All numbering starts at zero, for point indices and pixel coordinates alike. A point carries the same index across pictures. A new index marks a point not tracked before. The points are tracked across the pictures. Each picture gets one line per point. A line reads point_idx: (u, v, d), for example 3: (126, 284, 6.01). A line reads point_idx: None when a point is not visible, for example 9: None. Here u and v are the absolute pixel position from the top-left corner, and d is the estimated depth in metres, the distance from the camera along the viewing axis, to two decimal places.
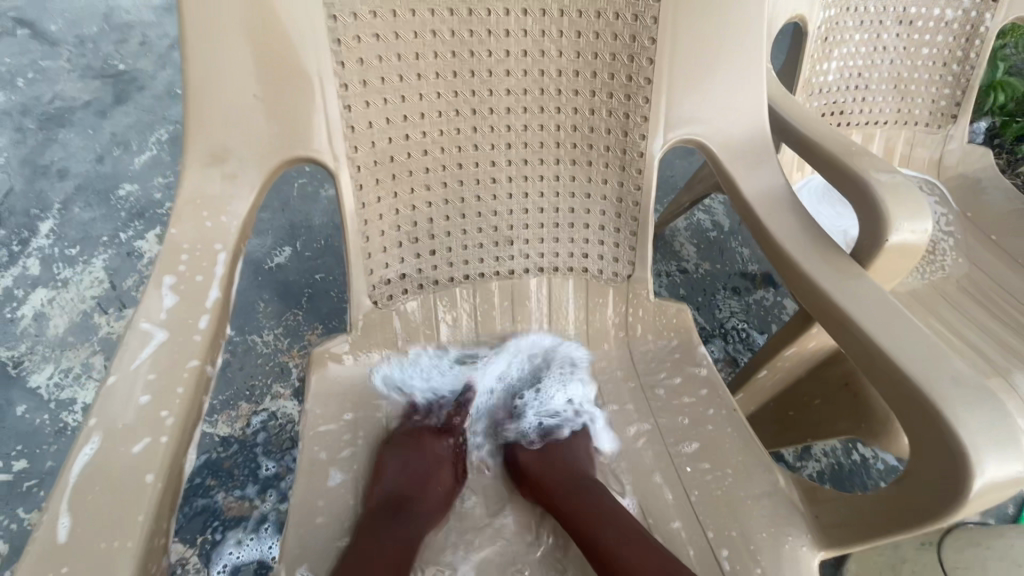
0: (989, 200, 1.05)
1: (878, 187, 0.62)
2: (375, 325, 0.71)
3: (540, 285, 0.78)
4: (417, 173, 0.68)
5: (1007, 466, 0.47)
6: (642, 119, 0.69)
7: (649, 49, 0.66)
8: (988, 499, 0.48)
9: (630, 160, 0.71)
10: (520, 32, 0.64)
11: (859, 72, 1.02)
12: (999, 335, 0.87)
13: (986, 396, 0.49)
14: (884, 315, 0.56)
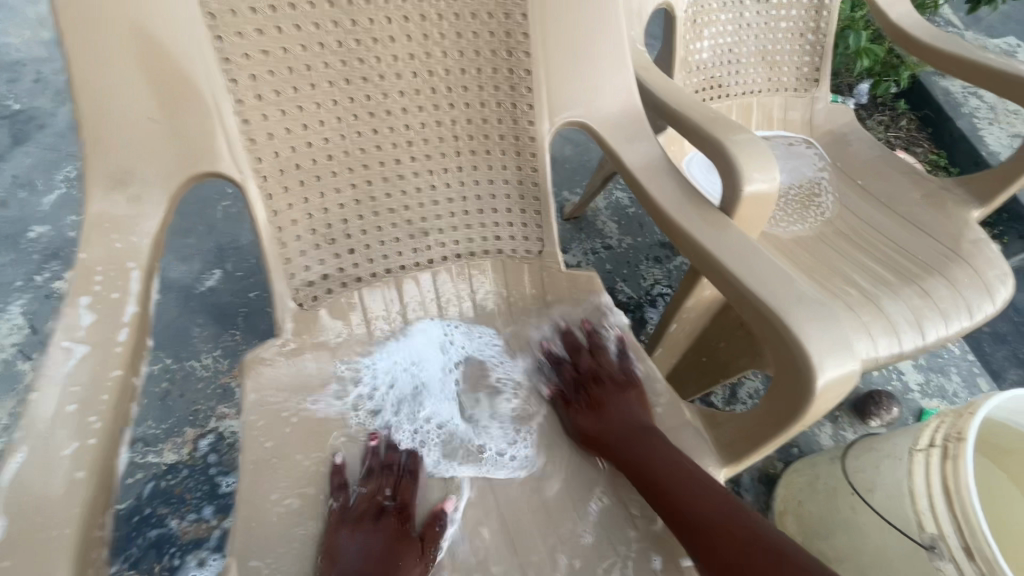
0: (855, 150, 1.19)
1: (733, 148, 0.71)
2: (299, 326, 0.75)
3: (458, 271, 0.83)
4: (324, 177, 0.72)
5: (842, 365, 0.57)
6: (528, 107, 0.76)
7: (524, 44, 0.73)
8: (832, 395, 0.58)
9: (524, 145, 0.78)
10: (404, 37, 0.70)
11: (730, 48, 1.13)
12: (867, 266, 1.01)
13: (822, 310, 0.59)
14: (743, 255, 0.65)
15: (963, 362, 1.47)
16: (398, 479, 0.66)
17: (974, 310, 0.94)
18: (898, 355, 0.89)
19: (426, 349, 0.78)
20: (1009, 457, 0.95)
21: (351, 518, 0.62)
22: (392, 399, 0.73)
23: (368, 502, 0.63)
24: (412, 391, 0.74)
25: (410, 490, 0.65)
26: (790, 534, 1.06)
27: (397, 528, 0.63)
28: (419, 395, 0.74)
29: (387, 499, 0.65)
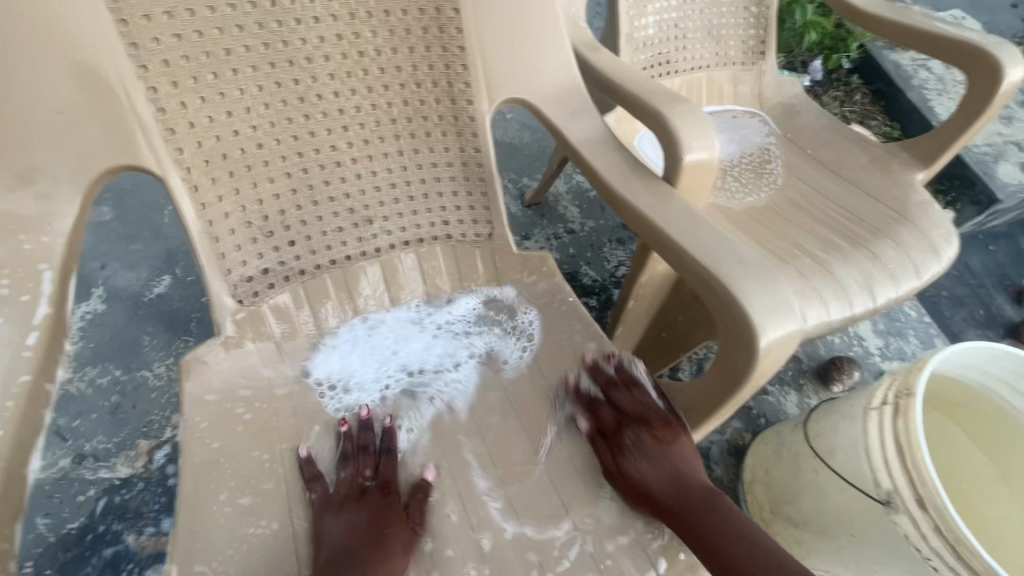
0: (803, 121, 1.21)
1: (672, 117, 0.71)
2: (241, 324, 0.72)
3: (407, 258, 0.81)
4: (255, 167, 0.69)
5: (784, 326, 0.57)
6: (465, 86, 0.75)
7: (455, 20, 0.71)
8: (775, 358, 0.58)
9: (464, 125, 0.77)
10: (328, 16, 0.67)
11: (675, 23, 1.12)
12: (817, 233, 1.02)
13: (762, 274, 0.59)
14: (688, 225, 0.65)
15: (920, 324, 1.51)
16: (377, 458, 0.67)
17: (921, 270, 0.96)
18: (850, 318, 0.90)
19: (420, 329, 0.78)
20: (959, 408, 0.99)
21: (332, 505, 0.63)
22: (377, 369, 0.74)
23: (349, 486, 0.64)
24: (396, 358, 0.75)
25: (389, 466, 0.67)
26: (759, 502, 1.09)
27: (382, 505, 0.64)
28: (403, 361, 0.75)
29: (367, 479, 0.66)
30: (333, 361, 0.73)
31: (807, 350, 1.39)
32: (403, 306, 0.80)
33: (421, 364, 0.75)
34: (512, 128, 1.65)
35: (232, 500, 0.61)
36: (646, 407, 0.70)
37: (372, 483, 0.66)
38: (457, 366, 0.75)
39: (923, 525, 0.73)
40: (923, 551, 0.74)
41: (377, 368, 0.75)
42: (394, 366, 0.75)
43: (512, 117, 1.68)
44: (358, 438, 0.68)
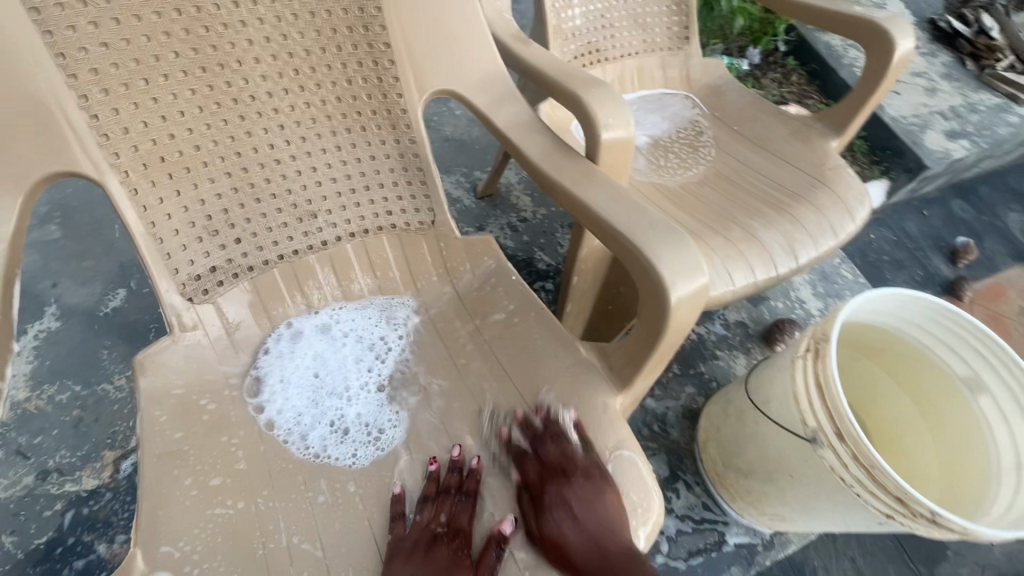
0: (729, 100, 1.28)
1: (588, 100, 0.76)
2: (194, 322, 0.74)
3: (354, 248, 0.85)
4: (195, 168, 0.72)
5: (692, 280, 0.63)
6: (394, 80, 0.79)
7: (378, 18, 0.76)
8: (689, 310, 0.64)
9: (397, 118, 0.82)
10: (255, 20, 0.71)
11: (601, 13, 1.19)
12: (743, 202, 1.09)
13: (671, 235, 0.65)
14: (607, 196, 0.70)
15: (856, 285, 1.62)
16: (454, 504, 0.67)
17: (838, 229, 1.04)
18: (775, 277, 0.97)
19: (344, 344, 0.80)
20: (881, 352, 1.07)
21: (406, 548, 0.63)
22: (311, 404, 0.74)
23: (422, 533, 0.65)
24: (323, 384, 0.77)
25: (465, 515, 0.66)
26: (711, 459, 1.16)
27: (451, 553, 0.64)
28: (329, 388, 0.76)
29: (440, 525, 0.66)
30: (270, 384, 0.74)
31: (753, 316, 1.48)
32: (320, 313, 0.82)
33: (348, 386, 0.77)
34: (462, 124, 1.70)
35: (199, 483, 0.64)
36: (570, 462, 0.69)
37: (444, 534, 0.65)
38: (378, 373, 0.78)
39: (844, 456, 0.80)
40: (846, 479, 0.81)
41: (315, 405, 0.74)
42: (324, 395, 0.76)
43: (462, 114, 1.73)
44: (447, 479, 0.68)
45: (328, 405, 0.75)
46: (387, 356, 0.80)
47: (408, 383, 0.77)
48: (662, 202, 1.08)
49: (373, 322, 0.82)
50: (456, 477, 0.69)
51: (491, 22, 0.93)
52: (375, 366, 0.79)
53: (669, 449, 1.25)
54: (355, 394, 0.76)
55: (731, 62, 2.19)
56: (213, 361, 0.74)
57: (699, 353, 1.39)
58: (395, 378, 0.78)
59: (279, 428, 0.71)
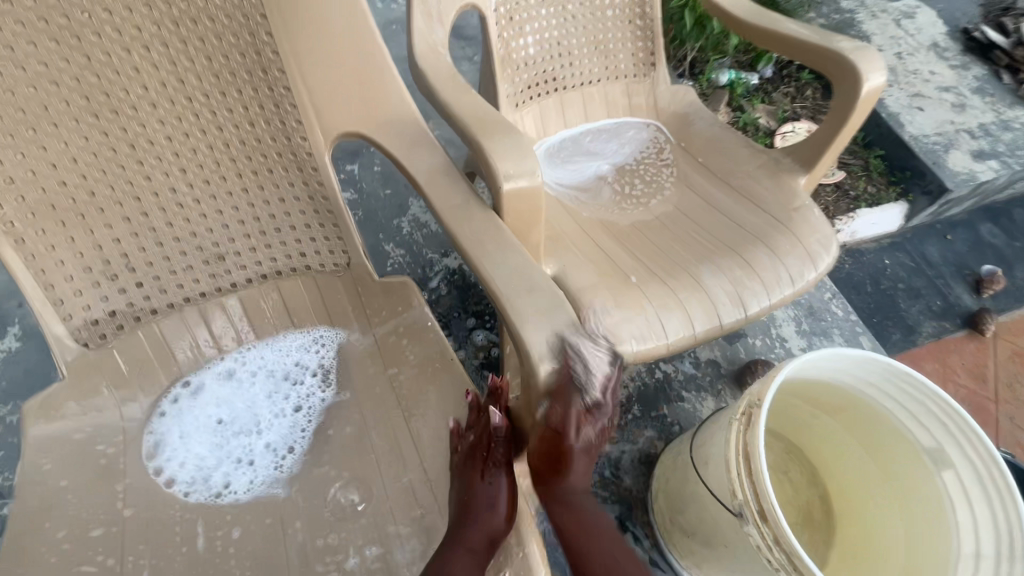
0: (697, 129, 1.21)
1: (490, 148, 0.72)
2: (94, 365, 0.76)
3: (265, 289, 0.87)
4: (89, 214, 0.75)
5: (560, 353, 0.60)
6: (297, 123, 0.82)
7: (276, 60, 0.78)
8: (562, 384, 0.61)
9: (303, 161, 0.84)
10: (148, 65, 0.74)
11: (557, 41, 1.14)
12: (694, 241, 1.03)
13: (543, 304, 0.63)
14: (496, 258, 0.68)
15: (847, 323, 1.51)
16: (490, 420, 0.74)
17: (795, 277, 0.96)
18: (718, 329, 0.91)
19: (252, 390, 0.82)
20: (846, 413, 0.97)
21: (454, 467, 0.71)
22: (217, 447, 0.77)
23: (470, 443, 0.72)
24: (227, 427, 0.79)
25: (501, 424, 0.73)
26: (661, 512, 1.10)
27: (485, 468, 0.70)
28: (235, 428, 0.79)
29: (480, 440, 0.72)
30: (162, 444, 0.75)
31: (727, 355, 1.40)
32: (222, 359, 0.84)
33: (256, 423, 0.80)
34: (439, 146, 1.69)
35: (71, 536, 0.65)
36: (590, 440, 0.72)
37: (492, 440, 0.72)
38: (285, 404, 0.81)
39: (767, 536, 0.73)
40: (771, 562, 0.74)
41: (224, 445, 0.77)
42: (234, 434, 0.78)
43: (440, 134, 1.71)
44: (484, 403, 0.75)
45: (232, 449, 0.77)
46: (302, 395, 0.82)
47: (313, 423, 0.79)
48: (607, 242, 1.01)
49: (282, 364, 0.84)
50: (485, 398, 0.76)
51: (421, 58, 0.91)
52: (288, 404, 0.81)
53: (621, 497, 1.18)
54: (263, 433, 0.79)
55: (739, 76, 2.11)
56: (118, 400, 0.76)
57: (664, 393, 1.33)
58: (303, 418, 0.80)
59: (176, 479, 0.73)
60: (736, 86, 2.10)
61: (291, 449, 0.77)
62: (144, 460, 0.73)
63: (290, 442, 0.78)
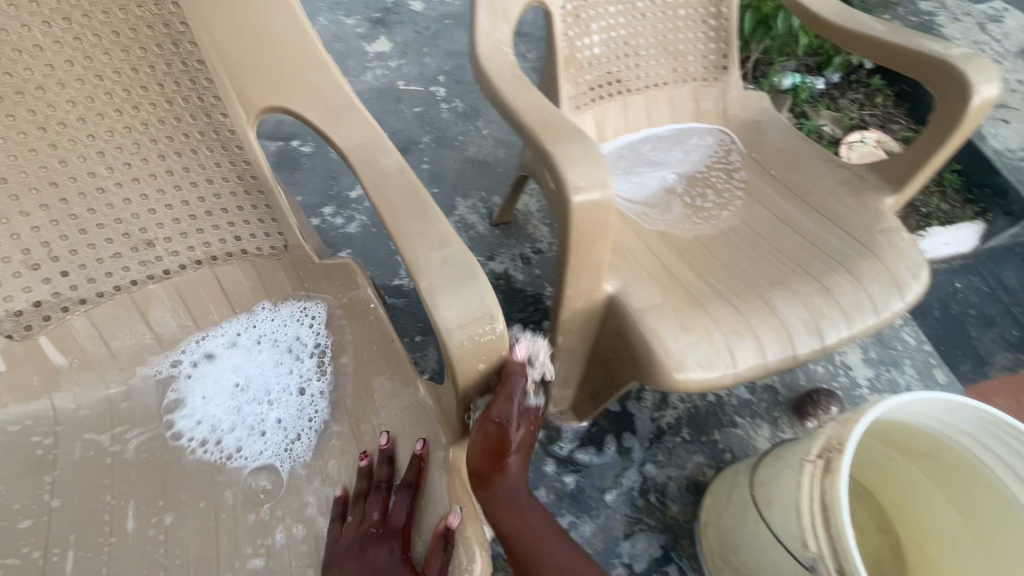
0: (770, 139, 1.13)
1: (559, 156, 0.67)
2: (31, 353, 0.74)
3: (200, 276, 0.84)
4: (0, 202, 0.72)
5: (474, 329, 0.62)
6: (215, 100, 0.82)
7: (186, 35, 0.79)
8: (475, 358, 0.63)
9: (227, 139, 0.83)
10: (53, 44, 0.72)
11: (624, 41, 1.08)
12: (766, 261, 0.95)
13: (460, 281, 0.62)
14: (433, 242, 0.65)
15: (919, 353, 1.39)
16: (384, 498, 0.68)
17: (879, 306, 0.87)
18: (791, 359, 0.83)
19: (261, 359, 0.83)
20: (932, 461, 0.88)
21: (337, 555, 0.65)
22: (230, 412, 0.79)
23: (359, 530, 0.66)
24: (242, 393, 0.80)
25: (399, 505, 0.68)
26: (710, 547, 1.03)
27: (387, 552, 0.65)
28: (248, 396, 0.80)
29: (373, 524, 0.66)
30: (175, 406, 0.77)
31: (784, 380, 1.31)
32: (219, 329, 0.84)
33: (265, 393, 0.81)
34: (487, 145, 1.66)
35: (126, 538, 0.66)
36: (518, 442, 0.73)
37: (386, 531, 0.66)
38: (290, 380, 0.81)
39: None
40: None
41: (239, 412, 0.79)
42: (248, 402, 0.80)
43: (489, 134, 1.68)
44: (377, 472, 0.70)
45: (243, 420, 0.78)
46: (312, 374, 0.81)
47: (320, 402, 0.78)
48: (670, 258, 0.94)
49: (280, 342, 0.83)
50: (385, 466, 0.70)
51: (485, 56, 0.86)
52: (299, 380, 0.80)
53: (667, 526, 1.12)
54: (275, 405, 0.79)
55: (803, 80, 1.99)
56: (169, 403, 0.77)
57: (715, 417, 1.25)
58: (312, 397, 0.79)
59: (190, 436, 0.75)
60: (800, 91, 1.98)
61: (301, 425, 0.77)
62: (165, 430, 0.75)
63: (302, 418, 0.77)
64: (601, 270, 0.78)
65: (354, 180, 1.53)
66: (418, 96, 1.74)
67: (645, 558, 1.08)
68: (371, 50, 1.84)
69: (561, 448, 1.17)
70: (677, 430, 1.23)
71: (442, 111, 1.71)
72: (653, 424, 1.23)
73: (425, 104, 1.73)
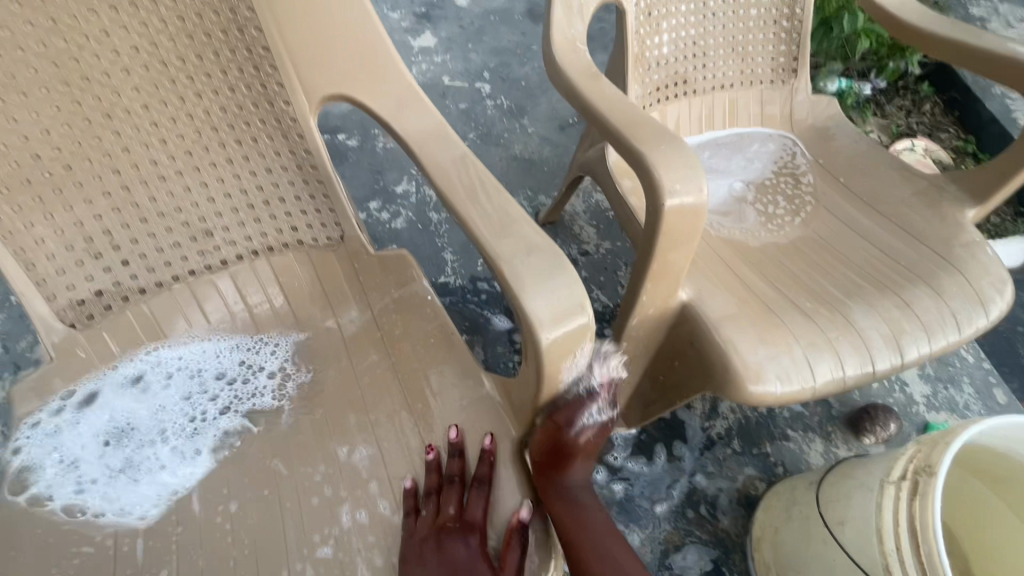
0: (840, 145, 1.09)
1: (653, 159, 0.66)
2: (103, 339, 0.72)
3: (258, 266, 0.81)
4: (67, 189, 0.69)
5: (569, 322, 0.55)
6: (279, 86, 0.76)
7: (252, 20, 0.73)
8: (566, 351, 0.57)
9: (288, 128, 0.79)
10: (118, 28, 0.68)
11: (693, 41, 1.05)
12: (839, 272, 0.92)
13: (550, 274, 0.57)
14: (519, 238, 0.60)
15: (978, 371, 1.34)
16: (459, 493, 0.64)
17: (962, 323, 0.84)
18: (870, 376, 0.80)
19: (181, 388, 0.73)
20: (1010, 487, 0.84)
21: (413, 549, 0.61)
22: (110, 458, 0.68)
23: (435, 525, 0.62)
24: (129, 435, 0.70)
25: (475, 500, 0.63)
26: (765, 563, 0.99)
27: (465, 547, 0.61)
28: (137, 437, 0.70)
29: (449, 518, 0.62)
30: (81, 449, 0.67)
31: (838, 395, 1.27)
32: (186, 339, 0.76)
33: (192, 415, 0.72)
34: (532, 144, 1.64)
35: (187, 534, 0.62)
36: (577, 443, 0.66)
37: (459, 529, 0.62)
38: (220, 403, 0.73)
39: None
40: None
41: (123, 455, 0.68)
42: (135, 445, 0.69)
43: (534, 133, 1.66)
44: (449, 465, 0.66)
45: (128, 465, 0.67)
46: (227, 409, 0.72)
47: (218, 445, 0.69)
48: (740, 266, 0.92)
49: (231, 361, 0.76)
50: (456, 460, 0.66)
51: (561, 52, 0.84)
52: (203, 417, 0.71)
53: (718, 539, 1.09)
54: (168, 447, 0.69)
55: (850, 86, 1.92)
56: (225, 392, 0.74)
57: (767, 430, 1.22)
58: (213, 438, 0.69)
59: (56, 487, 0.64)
60: (845, 96, 1.91)
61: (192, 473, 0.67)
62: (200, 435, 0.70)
63: (198, 462, 0.68)
64: (679, 278, 0.76)
65: (399, 175, 1.51)
66: (462, 92, 1.73)
67: (696, 572, 1.06)
68: (416, 44, 1.83)
69: (613, 458, 1.15)
70: (728, 441, 1.20)
71: (487, 108, 1.70)
72: (704, 434, 1.20)
73: (470, 100, 1.71)
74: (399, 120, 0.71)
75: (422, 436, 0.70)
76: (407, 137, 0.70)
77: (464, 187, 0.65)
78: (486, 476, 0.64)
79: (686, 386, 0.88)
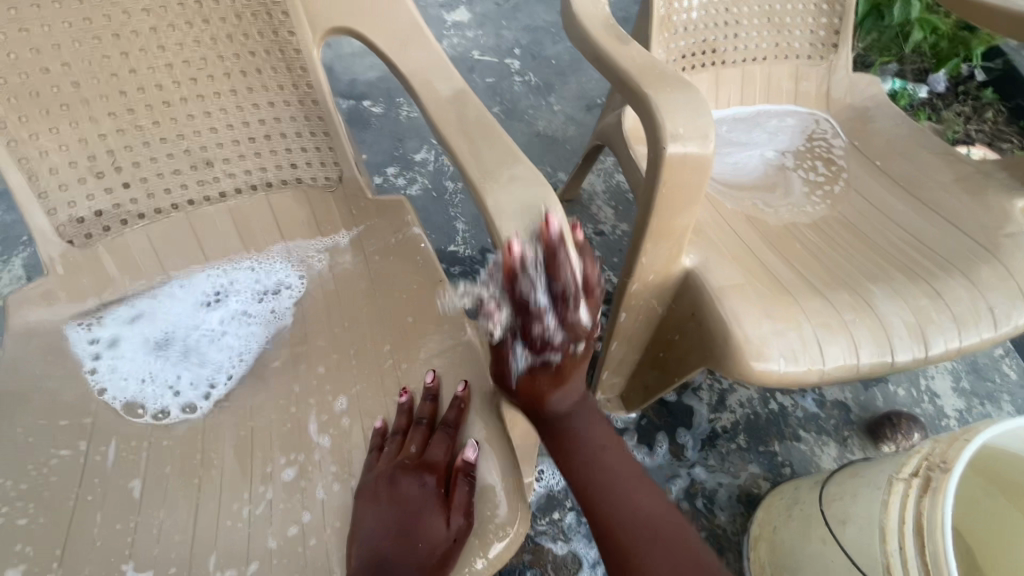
0: (879, 127, 1.01)
1: (658, 105, 0.63)
2: (90, 261, 0.73)
3: (253, 202, 0.81)
4: (73, 105, 0.70)
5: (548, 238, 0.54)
6: (284, 16, 0.75)
7: None
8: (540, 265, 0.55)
9: (291, 59, 0.78)
10: None
11: (725, 8, 1.00)
12: (867, 256, 0.85)
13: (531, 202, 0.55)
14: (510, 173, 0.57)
15: (1021, 391, 1.23)
16: (426, 434, 0.62)
17: (998, 317, 0.76)
18: (888, 364, 0.73)
19: (207, 301, 0.75)
20: None
21: (369, 484, 0.58)
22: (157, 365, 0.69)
23: (394, 462, 0.60)
24: (169, 344, 0.71)
25: (438, 442, 0.61)
26: (761, 563, 0.92)
27: (421, 487, 0.58)
28: (174, 347, 0.71)
29: (409, 458, 0.60)
30: (129, 340, 0.70)
31: (859, 399, 1.19)
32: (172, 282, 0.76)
33: (231, 312, 0.75)
34: (557, 122, 1.60)
35: (155, 450, 0.62)
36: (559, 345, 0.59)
37: (417, 470, 0.59)
38: (231, 311, 0.75)
39: None
40: None
41: (173, 359, 0.70)
42: (185, 344, 0.72)
43: (560, 111, 1.62)
44: (420, 408, 0.64)
45: (191, 362, 0.70)
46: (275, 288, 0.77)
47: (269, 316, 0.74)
48: (755, 242, 0.86)
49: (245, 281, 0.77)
50: (427, 403, 0.64)
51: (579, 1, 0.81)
52: (247, 304, 0.75)
53: (712, 534, 1.03)
54: (222, 333, 0.73)
55: (903, 86, 1.80)
56: (216, 326, 0.74)
57: (777, 428, 1.15)
58: (267, 313, 0.75)
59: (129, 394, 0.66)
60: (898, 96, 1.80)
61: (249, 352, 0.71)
62: (96, 396, 0.65)
63: (254, 335, 0.73)
64: (683, 240, 0.71)
65: (419, 144, 1.51)
66: (491, 67, 1.70)
67: None
68: (450, 19, 1.82)
69: None
70: (733, 436, 1.13)
71: (515, 84, 1.67)
72: (707, 426, 1.14)
73: (498, 75, 1.69)
74: (401, 54, 0.70)
75: (398, 378, 0.68)
76: (408, 70, 0.68)
77: (459, 121, 0.63)
78: (453, 424, 0.62)
79: (685, 362, 0.83)
